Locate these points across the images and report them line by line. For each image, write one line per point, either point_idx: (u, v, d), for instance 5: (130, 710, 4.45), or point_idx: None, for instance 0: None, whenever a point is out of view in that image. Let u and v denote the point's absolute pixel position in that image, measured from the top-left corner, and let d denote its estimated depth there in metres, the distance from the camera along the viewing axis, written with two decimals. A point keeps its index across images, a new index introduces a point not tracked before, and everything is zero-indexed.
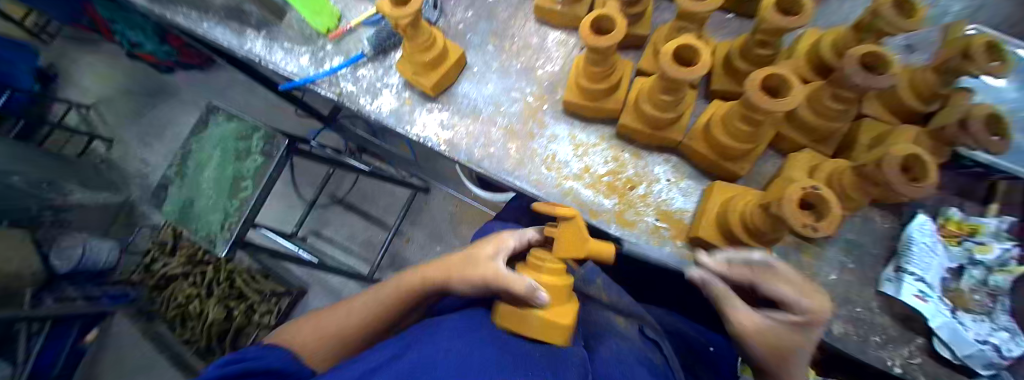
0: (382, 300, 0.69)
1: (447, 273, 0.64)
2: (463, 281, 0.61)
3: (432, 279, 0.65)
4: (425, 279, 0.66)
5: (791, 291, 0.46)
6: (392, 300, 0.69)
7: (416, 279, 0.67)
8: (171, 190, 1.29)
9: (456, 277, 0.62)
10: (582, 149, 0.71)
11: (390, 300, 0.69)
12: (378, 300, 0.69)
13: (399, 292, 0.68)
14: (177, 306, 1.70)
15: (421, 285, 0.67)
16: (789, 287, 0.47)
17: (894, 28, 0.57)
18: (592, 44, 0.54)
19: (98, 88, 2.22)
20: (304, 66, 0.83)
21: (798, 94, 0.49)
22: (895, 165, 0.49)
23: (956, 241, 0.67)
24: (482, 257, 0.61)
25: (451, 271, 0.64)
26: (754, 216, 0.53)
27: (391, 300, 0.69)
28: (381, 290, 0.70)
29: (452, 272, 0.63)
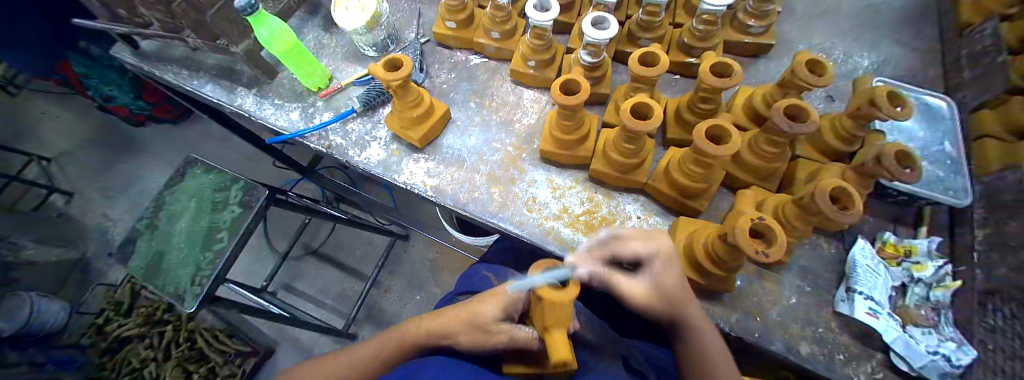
0: (384, 354, 0.70)
1: (453, 326, 0.65)
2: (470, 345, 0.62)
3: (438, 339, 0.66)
4: (431, 335, 0.67)
5: (642, 245, 0.55)
6: (398, 347, 0.69)
7: (421, 334, 0.68)
8: (140, 244, 1.25)
9: (463, 338, 0.63)
10: (559, 191, 0.78)
11: (393, 353, 0.70)
12: (378, 353, 0.70)
13: (401, 347, 0.69)
14: (129, 371, 1.55)
15: (428, 342, 0.68)
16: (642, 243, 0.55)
17: (810, 85, 0.68)
18: (563, 102, 0.62)
19: (62, 142, 2.15)
20: (294, 120, 0.88)
21: (737, 140, 0.58)
22: (825, 197, 0.58)
23: (896, 263, 0.77)
24: (489, 320, 0.60)
25: (457, 331, 0.64)
26: (715, 246, 0.60)
27: (393, 354, 0.70)
28: (383, 343, 0.71)
29: (458, 331, 0.64)
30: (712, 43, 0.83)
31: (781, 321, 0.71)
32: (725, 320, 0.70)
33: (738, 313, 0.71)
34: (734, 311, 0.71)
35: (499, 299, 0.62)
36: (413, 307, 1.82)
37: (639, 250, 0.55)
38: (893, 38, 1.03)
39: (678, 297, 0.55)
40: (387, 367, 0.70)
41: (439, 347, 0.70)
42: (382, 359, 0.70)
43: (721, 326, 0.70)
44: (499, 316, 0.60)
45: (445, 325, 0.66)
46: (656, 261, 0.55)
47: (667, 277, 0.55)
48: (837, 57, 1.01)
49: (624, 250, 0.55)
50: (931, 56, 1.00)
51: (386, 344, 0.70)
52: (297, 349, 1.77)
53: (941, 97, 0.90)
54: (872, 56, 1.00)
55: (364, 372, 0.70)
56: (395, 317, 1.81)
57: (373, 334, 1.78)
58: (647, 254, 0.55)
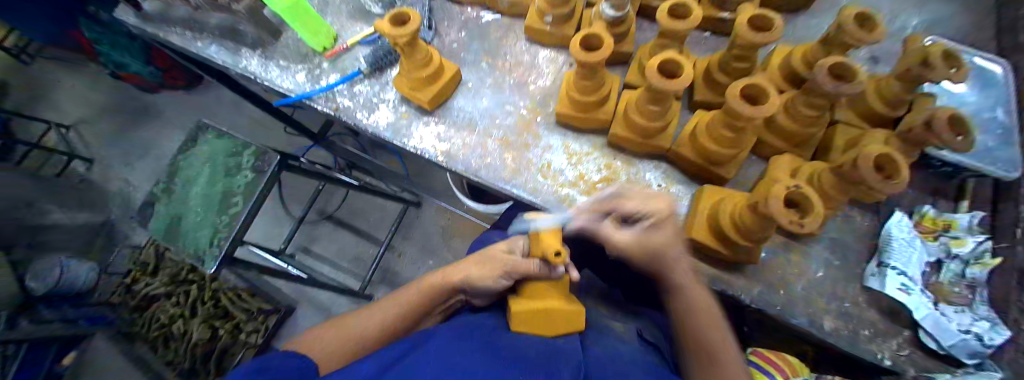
0: (403, 305, 0.73)
1: (468, 267, 0.72)
2: (481, 277, 0.68)
3: (453, 279, 0.72)
4: (447, 278, 0.73)
5: (636, 203, 0.55)
6: (416, 303, 0.73)
7: (438, 280, 0.74)
8: (158, 208, 1.27)
9: (475, 273, 0.70)
10: (576, 158, 0.74)
11: (412, 303, 0.73)
12: (398, 306, 0.73)
13: (420, 296, 0.73)
14: (159, 327, 1.65)
15: (443, 286, 0.73)
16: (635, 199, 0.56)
17: (858, 41, 0.62)
18: (583, 59, 0.57)
19: (78, 109, 2.17)
20: (300, 83, 0.85)
21: (775, 101, 0.53)
22: (870, 166, 0.53)
23: (933, 237, 0.72)
24: (499, 251, 0.71)
25: (471, 267, 0.71)
26: (744, 215, 0.56)
27: (412, 305, 0.73)
28: (403, 296, 0.74)
29: (470, 267, 0.72)
30: None
31: (806, 294, 0.68)
32: (747, 293, 0.67)
33: (761, 286, 0.68)
34: (757, 283, 0.68)
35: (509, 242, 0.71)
36: (425, 272, 1.85)
37: (635, 210, 0.56)
38: None
39: (666, 253, 0.57)
40: (407, 320, 0.73)
41: (454, 293, 0.75)
42: (401, 311, 0.72)
43: (742, 297, 0.67)
44: (505, 248, 0.71)
45: (463, 270, 0.72)
46: (648, 218, 0.56)
47: (658, 233, 0.57)
48: (885, 12, 0.91)
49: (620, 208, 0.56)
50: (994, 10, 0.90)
51: (405, 293, 0.75)
52: (316, 309, 1.83)
53: (998, 61, 0.81)
54: (925, 11, 0.91)
55: (386, 323, 0.71)
56: (409, 281, 1.84)
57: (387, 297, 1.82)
58: (642, 212, 0.55)
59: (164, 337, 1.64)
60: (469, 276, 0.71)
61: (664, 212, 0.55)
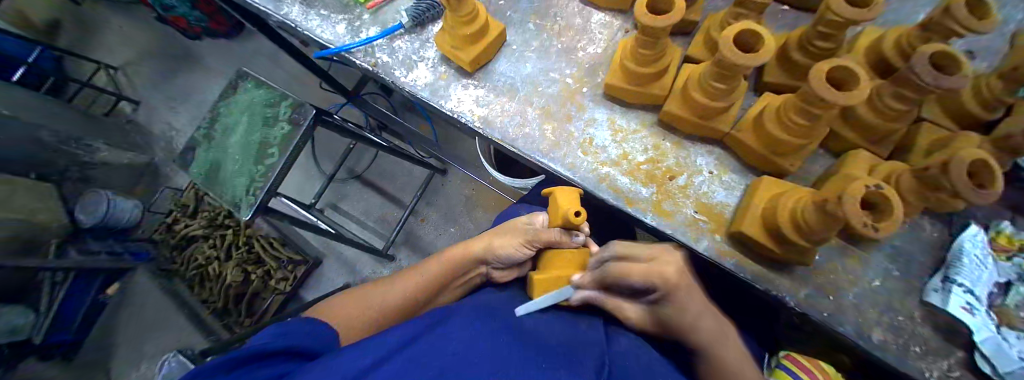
0: (423, 278, 0.73)
1: (487, 240, 0.70)
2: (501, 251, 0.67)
3: (472, 249, 0.71)
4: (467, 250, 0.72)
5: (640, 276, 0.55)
6: (434, 274, 0.72)
7: (458, 252, 0.73)
8: (198, 152, 1.31)
9: (495, 247, 0.69)
10: (621, 135, 0.69)
11: (431, 276, 0.73)
12: (418, 279, 0.73)
13: (441, 268, 0.73)
14: (196, 268, 1.73)
15: (463, 257, 0.72)
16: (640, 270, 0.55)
17: (969, 25, 0.53)
18: (648, 24, 0.52)
19: (127, 50, 2.25)
20: (340, 34, 0.82)
21: (865, 88, 0.46)
22: (964, 170, 0.46)
23: (1005, 256, 0.64)
24: (520, 223, 0.69)
25: (492, 239, 0.70)
26: (806, 213, 0.51)
27: (432, 277, 0.72)
28: (423, 268, 0.74)
29: (491, 237, 0.70)
30: None
31: (856, 302, 0.63)
32: (792, 295, 0.62)
33: (808, 289, 0.63)
34: (805, 286, 0.63)
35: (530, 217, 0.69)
36: (446, 239, 1.87)
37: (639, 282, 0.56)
38: None
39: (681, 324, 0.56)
40: (428, 290, 0.73)
41: (475, 265, 0.73)
42: (421, 283, 0.72)
43: (784, 298, 0.62)
44: (525, 219, 0.69)
45: (483, 243, 0.71)
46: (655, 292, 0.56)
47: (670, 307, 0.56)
48: None
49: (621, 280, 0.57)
50: None
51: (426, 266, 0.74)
52: (340, 264, 1.89)
53: None
54: None
55: (408, 294, 0.73)
56: (429, 246, 1.87)
57: (408, 259, 1.86)
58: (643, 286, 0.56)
59: (200, 277, 1.73)
60: (489, 246, 0.70)
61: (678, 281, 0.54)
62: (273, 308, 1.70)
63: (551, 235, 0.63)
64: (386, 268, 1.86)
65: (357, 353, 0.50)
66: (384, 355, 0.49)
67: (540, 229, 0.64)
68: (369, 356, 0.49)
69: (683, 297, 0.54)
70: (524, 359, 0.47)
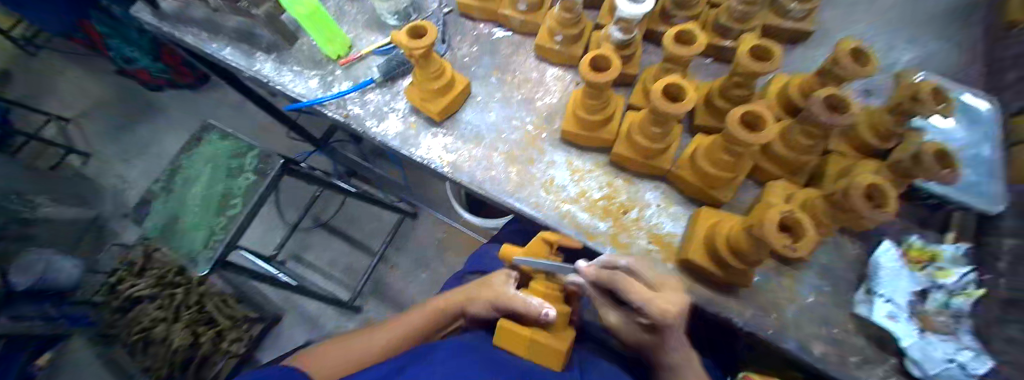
0: (405, 328, 0.77)
1: (467, 297, 0.76)
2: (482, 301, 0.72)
3: (455, 302, 0.77)
4: (448, 302, 0.78)
5: (638, 295, 0.53)
6: (418, 326, 0.77)
7: (443, 303, 0.78)
8: (154, 205, 1.26)
9: (474, 302, 0.74)
10: (578, 175, 0.76)
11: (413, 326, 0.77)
12: (399, 330, 0.77)
13: (425, 319, 0.78)
14: (140, 331, 1.60)
15: (446, 311, 0.78)
16: (641, 292, 0.54)
17: (850, 75, 0.65)
18: (592, 80, 0.60)
19: (81, 102, 2.18)
20: (313, 88, 0.87)
21: (772, 129, 0.56)
22: (860, 193, 0.55)
23: (920, 266, 0.73)
24: (493, 279, 0.74)
25: (472, 292, 0.76)
26: (739, 238, 0.58)
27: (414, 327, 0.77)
28: (406, 320, 0.78)
29: (471, 290, 0.77)
30: (748, 27, 0.80)
31: (797, 318, 0.69)
32: (739, 315, 0.68)
33: (753, 309, 0.69)
34: (749, 306, 0.69)
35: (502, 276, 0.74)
36: (418, 285, 1.84)
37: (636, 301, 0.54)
38: (942, 29, 0.97)
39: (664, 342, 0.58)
40: (409, 342, 0.76)
41: (456, 317, 0.78)
42: (401, 336, 0.76)
43: (734, 319, 0.68)
44: (503, 277, 0.73)
45: (462, 298, 0.77)
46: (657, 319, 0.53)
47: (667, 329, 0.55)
48: (878, 49, 0.96)
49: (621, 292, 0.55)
50: (974, 55, 0.96)
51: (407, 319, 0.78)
52: (304, 318, 1.80)
53: (981, 99, 0.83)
54: (913, 52, 0.95)
55: (389, 344, 0.76)
56: (399, 293, 1.83)
57: (377, 309, 1.80)
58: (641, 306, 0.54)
59: (144, 341, 1.60)
60: (469, 299, 0.75)
61: (669, 317, 0.53)
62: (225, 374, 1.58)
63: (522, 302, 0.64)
64: (353, 320, 1.78)
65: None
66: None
67: (510, 294, 0.67)
68: None
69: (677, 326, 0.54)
70: None
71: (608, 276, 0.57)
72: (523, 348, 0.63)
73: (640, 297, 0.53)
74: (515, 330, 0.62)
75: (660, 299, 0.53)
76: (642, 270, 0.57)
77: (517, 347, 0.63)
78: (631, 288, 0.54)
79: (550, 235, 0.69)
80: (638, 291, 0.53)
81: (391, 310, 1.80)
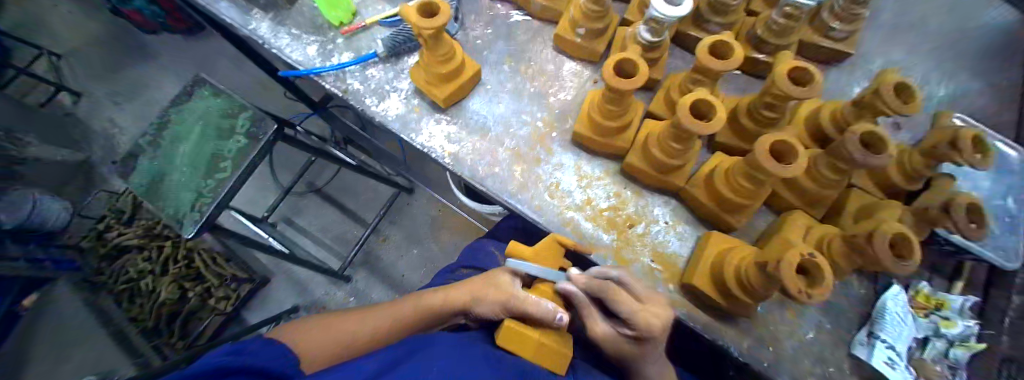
0: (401, 318, 0.70)
1: (470, 296, 0.67)
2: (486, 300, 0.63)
3: (454, 299, 0.69)
4: (449, 298, 0.69)
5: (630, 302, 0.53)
6: (409, 317, 0.70)
7: (441, 299, 0.70)
8: (141, 159, 1.21)
9: (475, 303, 0.66)
10: (586, 181, 0.72)
11: (410, 315, 0.70)
12: (395, 317, 0.71)
13: (416, 310, 0.70)
14: (127, 281, 1.59)
15: (442, 306, 0.69)
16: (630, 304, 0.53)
17: (891, 110, 0.59)
18: (615, 86, 0.55)
19: (73, 38, 2.09)
20: (311, 56, 0.80)
21: (802, 163, 0.51)
22: (885, 242, 0.52)
23: (924, 314, 0.71)
24: (501, 282, 0.64)
25: (476, 290, 0.67)
26: (750, 272, 0.55)
27: (410, 318, 0.70)
28: (404, 308, 0.72)
29: (473, 288, 0.68)
30: (787, 41, 0.74)
31: (794, 353, 0.67)
32: (736, 344, 0.66)
33: (751, 340, 0.67)
34: (748, 337, 0.67)
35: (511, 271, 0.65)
36: (409, 261, 1.82)
37: (624, 313, 0.53)
38: (983, 69, 0.91)
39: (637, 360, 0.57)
40: (399, 331, 0.70)
41: (456, 314, 0.70)
42: (397, 323, 0.70)
43: (731, 349, 0.66)
44: (509, 277, 0.64)
45: (463, 294, 0.68)
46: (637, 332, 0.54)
47: (647, 346, 0.55)
48: (914, 80, 0.90)
49: (613, 304, 0.54)
50: (1016, 95, 0.90)
51: (405, 307, 0.72)
52: (290, 283, 1.77)
53: (1015, 148, 0.79)
54: (952, 84, 0.90)
55: (377, 332, 0.70)
56: (389, 267, 1.81)
57: (366, 281, 1.79)
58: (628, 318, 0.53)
59: (131, 291, 1.59)
60: (472, 298, 0.67)
61: (655, 332, 0.53)
62: (211, 330, 1.59)
63: (539, 306, 0.57)
64: (343, 290, 1.77)
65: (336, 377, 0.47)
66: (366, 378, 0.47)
67: (521, 297, 0.59)
68: None
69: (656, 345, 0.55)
70: None
71: (601, 285, 0.54)
72: (526, 348, 0.56)
73: (627, 310, 0.53)
74: (520, 330, 0.56)
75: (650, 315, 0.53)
76: (632, 282, 0.56)
77: (518, 347, 0.57)
78: (623, 302, 0.53)
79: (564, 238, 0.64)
80: (628, 305, 0.53)
81: (380, 285, 1.78)
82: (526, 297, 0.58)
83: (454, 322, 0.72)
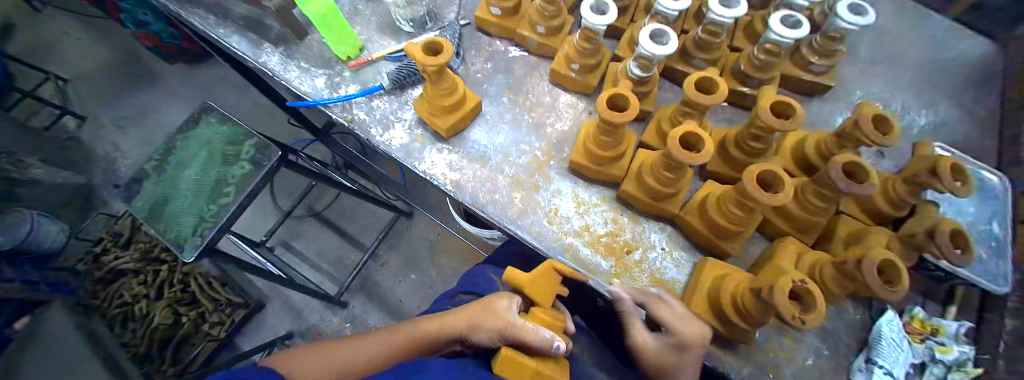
0: (397, 345, 0.70)
1: (468, 320, 0.68)
2: (484, 326, 0.64)
3: (453, 324, 0.69)
4: (446, 325, 0.70)
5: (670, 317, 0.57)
6: (408, 342, 0.70)
7: (439, 323, 0.70)
8: (145, 185, 1.23)
9: (473, 326, 0.66)
10: (584, 207, 0.74)
11: (405, 343, 0.70)
12: (394, 342, 0.71)
13: (414, 335, 0.70)
14: (120, 305, 1.58)
15: (440, 330, 0.70)
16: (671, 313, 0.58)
17: (870, 140, 0.63)
18: (610, 119, 0.58)
19: (84, 65, 2.15)
20: (319, 88, 0.84)
21: (789, 191, 0.54)
22: (873, 269, 0.54)
23: (920, 339, 0.72)
24: (500, 308, 0.65)
25: (474, 314, 0.67)
26: (745, 297, 0.56)
27: (407, 345, 0.70)
28: (400, 334, 0.72)
29: (472, 312, 0.68)
30: (770, 75, 0.78)
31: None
32: (735, 371, 0.66)
33: (750, 367, 0.67)
34: (747, 364, 0.67)
35: (513, 297, 0.66)
36: (407, 286, 1.81)
37: (664, 318, 0.58)
38: (960, 100, 0.96)
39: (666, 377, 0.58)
40: (396, 358, 0.70)
41: (452, 341, 0.70)
42: (395, 348, 0.70)
43: (730, 376, 0.66)
44: (507, 304, 0.65)
45: (462, 318, 0.69)
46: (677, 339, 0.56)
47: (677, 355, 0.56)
48: (895, 110, 0.94)
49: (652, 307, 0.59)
50: (993, 124, 0.94)
51: (401, 334, 0.72)
52: (286, 309, 1.76)
53: (995, 174, 0.82)
54: (932, 114, 0.94)
55: (376, 358, 0.70)
56: (387, 292, 1.80)
57: (363, 306, 1.77)
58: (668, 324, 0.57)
59: (123, 315, 1.57)
60: (470, 323, 0.67)
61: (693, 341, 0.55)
62: (203, 356, 1.56)
63: (540, 337, 0.57)
64: (340, 316, 1.75)
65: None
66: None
67: (520, 325, 0.59)
68: None
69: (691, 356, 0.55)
70: None
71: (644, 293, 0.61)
72: (525, 378, 0.57)
73: (667, 316, 0.57)
74: (523, 363, 0.56)
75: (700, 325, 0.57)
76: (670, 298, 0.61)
77: (517, 377, 0.57)
78: (662, 310, 0.58)
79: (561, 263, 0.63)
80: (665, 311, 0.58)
81: (377, 310, 1.77)
82: (523, 325, 0.59)
83: (449, 349, 0.72)
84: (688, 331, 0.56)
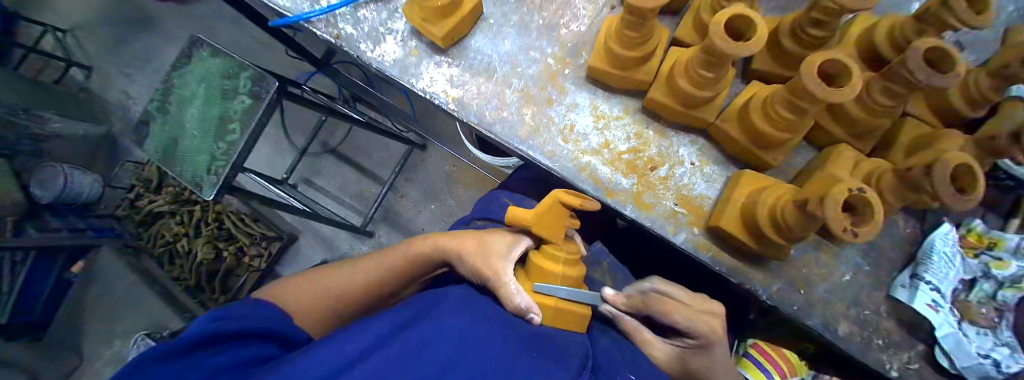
0: (386, 269, 0.68)
1: (459, 250, 0.65)
2: (472, 265, 0.61)
3: (443, 251, 0.67)
4: (435, 247, 0.68)
5: (684, 319, 0.59)
6: (399, 270, 0.69)
7: (428, 249, 0.68)
8: (153, 127, 1.21)
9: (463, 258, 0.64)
10: (603, 122, 0.66)
11: (394, 269, 0.69)
12: (381, 269, 0.69)
13: (404, 265, 0.69)
14: (164, 244, 1.67)
15: (431, 256, 0.68)
16: (687, 312, 0.60)
17: (961, 22, 0.50)
18: (635, 3, 0.47)
19: (74, 11, 2.05)
20: (298, 0, 0.73)
21: (857, 84, 0.44)
22: (946, 175, 0.45)
23: (973, 254, 0.64)
24: (496, 250, 0.61)
25: (461, 248, 0.64)
26: (786, 212, 0.50)
27: (398, 272, 0.69)
28: (384, 259, 0.69)
29: (463, 243, 0.65)
30: None
31: (827, 296, 0.64)
32: (764, 288, 0.62)
33: (780, 283, 0.63)
34: (776, 281, 0.63)
35: (511, 238, 0.63)
36: (428, 216, 1.83)
37: (683, 323, 0.60)
38: None
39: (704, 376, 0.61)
40: (386, 285, 0.69)
41: (441, 264, 0.71)
42: (383, 277, 0.68)
43: (758, 293, 0.62)
44: (502, 249, 0.62)
45: (452, 246, 0.66)
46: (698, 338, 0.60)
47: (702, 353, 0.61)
48: None
49: (663, 314, 0.61)
50: None
51: (390, 258, 0.69)
52: (318, 240, 1.83)
53: None
54: None
55: (364, 287, 0.68)
56: (410, 222, 1.83)
57: (388, 235, 1.83)
58: (688, 328, 0.60)
59: (169, 254, 1.67)
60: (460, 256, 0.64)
61: (714, 333, 0.60)
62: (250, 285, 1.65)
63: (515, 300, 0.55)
64: (367, 244, 1.82)
65: (338, 341, 0.47)
66: (371, 340, 0.47)
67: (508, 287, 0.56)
68: (348, 350, 0.45)
69: (715, 348, 0.60)
70: (518, 352, 0.44)
71: (638, 298, 0.63)
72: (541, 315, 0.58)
73: (687, 319, 0.59)
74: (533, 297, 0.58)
75: (711, 319, 0.60)
76: (670, 289, 0.62)
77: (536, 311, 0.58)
78: (675, 310, 0.60)
79: (569, 195, 0.52)
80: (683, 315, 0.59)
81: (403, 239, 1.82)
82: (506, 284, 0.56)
83: (437, 270, 0.73)
84: (704, 327, 0.59)
